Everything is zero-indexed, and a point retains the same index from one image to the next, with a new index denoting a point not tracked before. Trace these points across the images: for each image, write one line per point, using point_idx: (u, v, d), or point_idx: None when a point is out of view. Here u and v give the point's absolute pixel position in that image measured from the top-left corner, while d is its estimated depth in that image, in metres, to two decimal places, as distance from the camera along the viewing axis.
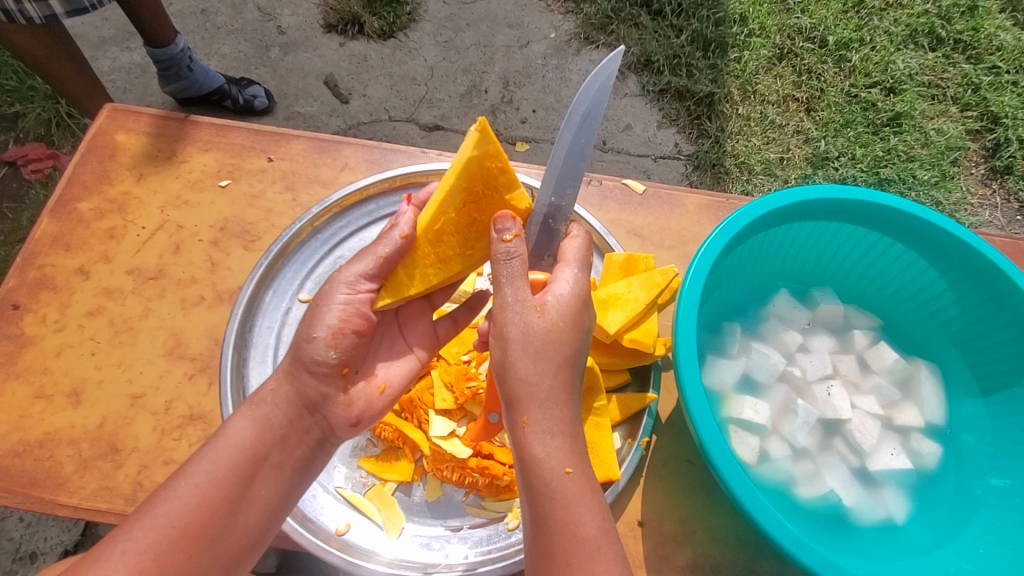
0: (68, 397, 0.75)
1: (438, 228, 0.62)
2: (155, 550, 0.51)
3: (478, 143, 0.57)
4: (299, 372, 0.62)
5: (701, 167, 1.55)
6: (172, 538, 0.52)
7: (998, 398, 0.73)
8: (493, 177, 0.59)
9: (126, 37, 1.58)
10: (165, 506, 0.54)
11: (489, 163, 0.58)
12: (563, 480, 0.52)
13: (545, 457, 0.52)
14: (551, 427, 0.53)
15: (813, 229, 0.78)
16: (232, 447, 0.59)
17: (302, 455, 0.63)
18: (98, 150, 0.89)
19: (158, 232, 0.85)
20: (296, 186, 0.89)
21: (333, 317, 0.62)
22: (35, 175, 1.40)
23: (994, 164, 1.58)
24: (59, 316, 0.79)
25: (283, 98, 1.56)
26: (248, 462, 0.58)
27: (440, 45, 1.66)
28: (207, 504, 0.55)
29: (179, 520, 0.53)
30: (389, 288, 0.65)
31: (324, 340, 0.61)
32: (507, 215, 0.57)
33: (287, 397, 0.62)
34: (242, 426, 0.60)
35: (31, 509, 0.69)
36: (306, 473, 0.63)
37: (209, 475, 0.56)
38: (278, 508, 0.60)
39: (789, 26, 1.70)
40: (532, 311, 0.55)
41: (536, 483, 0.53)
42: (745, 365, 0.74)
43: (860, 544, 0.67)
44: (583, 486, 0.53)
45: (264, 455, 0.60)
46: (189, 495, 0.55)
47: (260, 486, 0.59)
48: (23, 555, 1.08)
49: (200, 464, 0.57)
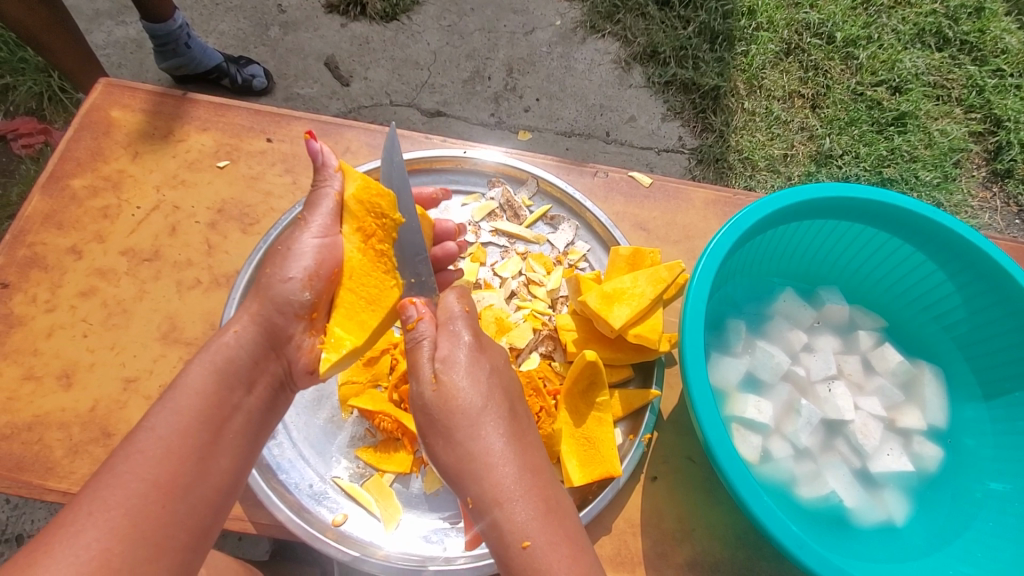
0: (58, 379, 0.73)
1: (354, 274, 0.65)
2: (126, 504, 0.48)
3: (349, 183, 0.66)
4: (270, 313, 0.64)
5: (703, 161, 1.54)
6: (143, 490, 0.49)
7: (1001, 402, 0.72)
8: (377, 207, 0.65)
9: (121, 11, 1.54)
10: (128, 463, 0.50)
11: (366, 194, 0.65)
12: (522, 554, 0.51)
13: (502, 533, 0.52)
14: (498, 496, 0.53)
15: (823, 227, 0.77)
16: (192, 396, 0.57)
17: (263, 397, 0.63)
18: (91, 126, 0.86)
19: (153, 213, 0.83)
20: (295, 169, 0.87)
21: (308, 259, 0.64)
22: (25, 150, 1.36)
23: (995, 167, 1.58)
24: (50, 297, 0.77)
25: (282, 78, 1.53)
26: (211, 412, 0.57)
27: (444, 29, 1.63)
28: (174, 454, 0.53)
29: (147, 473, 0.50)
30: (328, 347, 0.63)
31: (299, 280, 0.63)
32: (407, 302, 0.62)
33: (252, 337, 0.63)
34: (198, 375, 0.58)
35: (18, 494, 0.67)
36: (272, 414, 0.64)
37: (172, 426, 0.54)
38: (244, 460, 0.58)
39: (797, 21, 1.68)
40: (428, 384, 0.58)
41: (504, 564, 0.52)
42: (748, 364, 0.73)
43: (860, 546, 0.67)
44: (551, 554, 0.51)
45: (225, 399, 0.59)
46: (154, 448, 0.52)
47: (224, 431, 0.57)
48: (9, 537, 1.06)
49: (160, 419, 0.54)
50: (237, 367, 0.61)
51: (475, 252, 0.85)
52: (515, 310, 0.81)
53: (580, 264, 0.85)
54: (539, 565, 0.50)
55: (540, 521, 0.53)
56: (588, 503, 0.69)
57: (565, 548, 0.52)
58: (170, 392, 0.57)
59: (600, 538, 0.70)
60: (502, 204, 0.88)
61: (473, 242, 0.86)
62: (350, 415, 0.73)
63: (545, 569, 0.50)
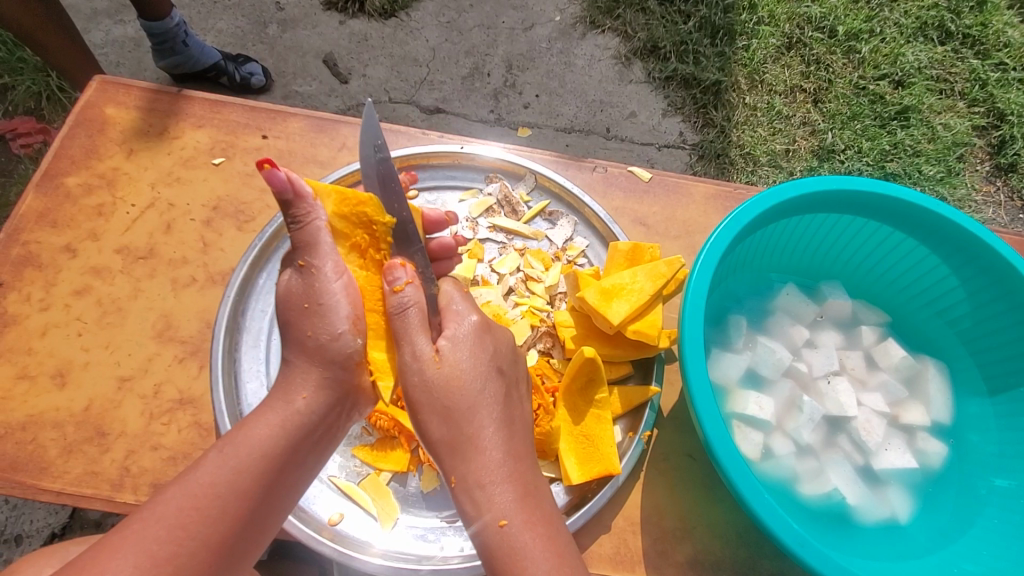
0: (52, 378, 0.72)
1: (366, 297, 0.64)
2: (174, 562, 0.47)
3: (324, 203, 0.62)
4: (312, 358, 0.59)
5: (705, 157, 1.54)
6: (192, 549, 0.48)
7: (1005, 398, 0.71)
8: (363, 217, 0.63)
9: (119, 10, 1.53)
10: (180, 517, 0.49)
11: (346, 206, 0.63)
12: (498, 533, 0.52)
13: (478, 513, 0.53)
14: (479, 476, 0.54)
15: (825, 221, 0.76)
16: (247, 451, 0.54)
17: (323, 443, 0.61)
18: (86, 124, 0.86)
19: (148, 210, 0.82)
20: (291, 166, 0.86)
21: (345, 305, 0.60)
22: (24, 150, 1.36)
23: (999, 161, 1.56)
24: (44, 295, 0.77)
25: (280, 76, 1.53)
26: (276, 470, 0.55)
27: (443, 25, 1.62)
28: (229, 514, 0.51)
29: (199, 531, 0.49)
30: (378, 375, 0.63)
31: (349, 330, 0.60)
32: (396, 264, 0.60)
33: (305, 378, 0.59)
34: (264, 433, 0.56)
35: (12, 494, 0.67)
36: (331, 442, 0.62)
37: (231, 485, 0.52)
38: (288, 500, 0.57)
39: (799, 15, 1.66)
40: (430, 361, 0.57)
41: (481, 546, 0.53)
42: (750, 360, 0.72)
43: (864, 544, 0.66)
44: (526, 534, 0.52)
45: (291, 459, 0.57)
46: (209, 506, 0.50)
47: (281, 488, 0.56)
48: (7, 538, 1.06)
49: (219, 472, 0.52)
50: (308, 429, 0.58)
51: (472, 248, 0.84)
52: (513, 307, 0.81)
53: (579, 259, 0.84)
54: (514, 543, 0.51)
55: (516, 501, 0.53)
56: (587, 501, 0.68)
57: (542, 528, 0.52)
58: (229, 438, 0.55)
59: (599, 537, 0.69)
60: (499, 200, 0.87)
61: (470, 238, 0.85)
62: None
63: (520, 548, 0.51)
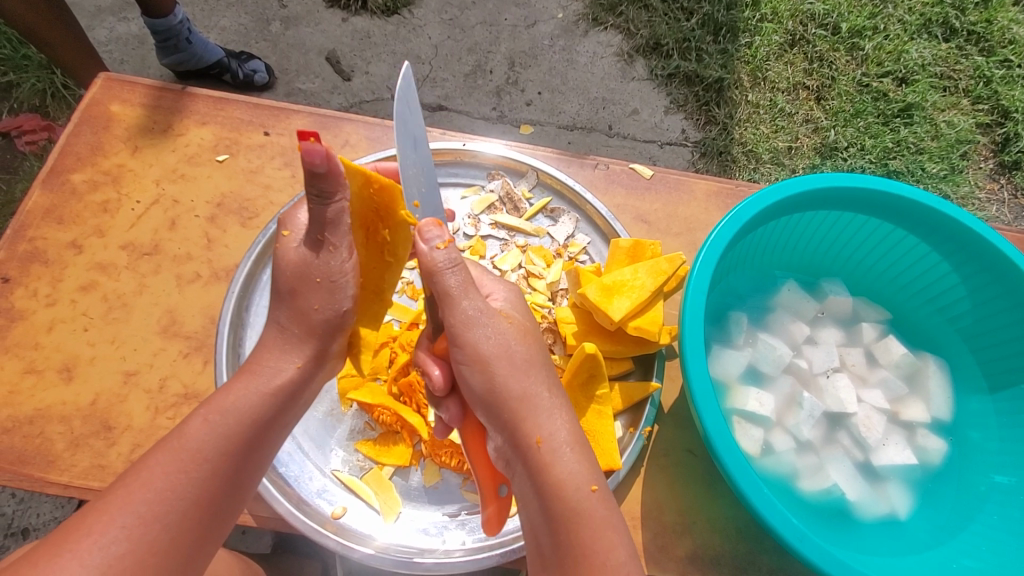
0: (59, 372, 0.73)
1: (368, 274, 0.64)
2: (164, 520, 0.47)
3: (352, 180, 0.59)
4: None
5: (707, 154, 1.54)
6: (184, 508, 0.49)
7: (1005, 395, 0.72)
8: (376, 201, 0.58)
9: (122, 7, 1.54)
10: (169, 481, 0.49)
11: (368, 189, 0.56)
12: (590, 498, 0.52)
13: (568, 478, 0.53)
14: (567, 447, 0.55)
15: (825, 218, 0.76)
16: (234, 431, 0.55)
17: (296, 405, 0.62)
18: (91, 121, 0.86)
19: (153, 206, 0.83)
20: (294, 163, 0.87)
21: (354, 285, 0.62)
22: (29, 147, 1.37)
23: (1003, 159, 1.56)
24: (51, 291, 0.77)
25: (283, 74, 1.53)
26: (255, 430, 0.57)
27: (445, 22, 1.62)
28: (218, 473, 0.52)
29: (188, 491, 0.50)
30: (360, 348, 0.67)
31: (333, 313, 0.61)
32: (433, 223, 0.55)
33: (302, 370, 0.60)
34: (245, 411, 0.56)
35: (20, 487, 0.68)
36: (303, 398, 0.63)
37: (218, 449, 0.53)
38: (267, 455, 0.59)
39: (801, 11, 1.66)
40: None
41: (562, 511, 0.51)
42: (750, 356, 0.73)
43: (863, 539, 0.66)
44: (608, 506, 0.53)
45: (273, 419, 0.59)
46: (197, 469, 0.51)
47: (261, 444, 0.57)
48: (14, 531, 1.07)
49: (202, 437, 0.53)
50: (284, 395, 0.60)
51: (474, 245, 0.84)
52: None
53: (580, 256, 0.84)
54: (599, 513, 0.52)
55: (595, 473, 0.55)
56: None
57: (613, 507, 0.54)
58: (207, 403, 0.56)
59: None
60: (501, 197, 0.87)
61: (472, 234, 0.85)
62: (349, 409, 0.73)
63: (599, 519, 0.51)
